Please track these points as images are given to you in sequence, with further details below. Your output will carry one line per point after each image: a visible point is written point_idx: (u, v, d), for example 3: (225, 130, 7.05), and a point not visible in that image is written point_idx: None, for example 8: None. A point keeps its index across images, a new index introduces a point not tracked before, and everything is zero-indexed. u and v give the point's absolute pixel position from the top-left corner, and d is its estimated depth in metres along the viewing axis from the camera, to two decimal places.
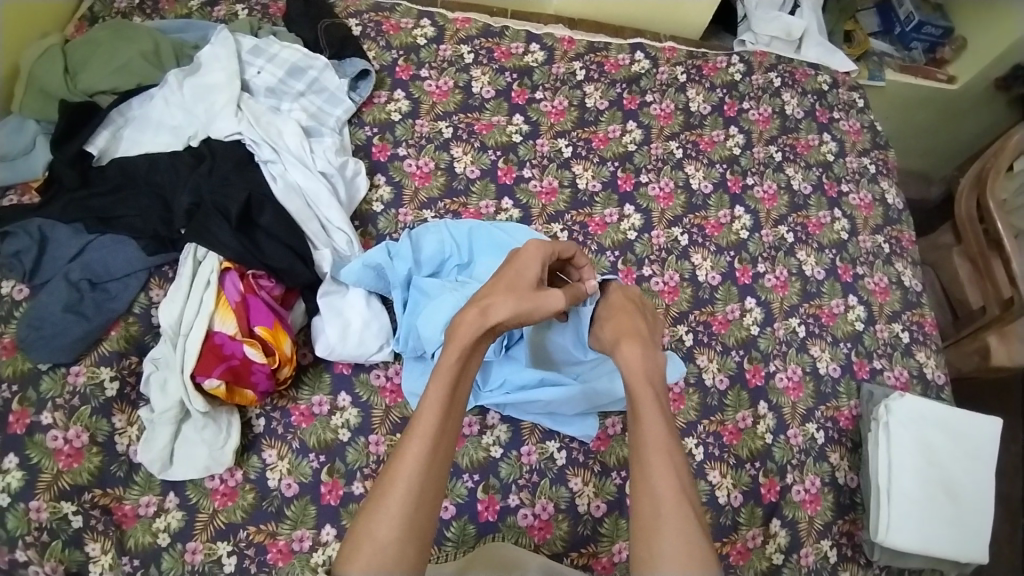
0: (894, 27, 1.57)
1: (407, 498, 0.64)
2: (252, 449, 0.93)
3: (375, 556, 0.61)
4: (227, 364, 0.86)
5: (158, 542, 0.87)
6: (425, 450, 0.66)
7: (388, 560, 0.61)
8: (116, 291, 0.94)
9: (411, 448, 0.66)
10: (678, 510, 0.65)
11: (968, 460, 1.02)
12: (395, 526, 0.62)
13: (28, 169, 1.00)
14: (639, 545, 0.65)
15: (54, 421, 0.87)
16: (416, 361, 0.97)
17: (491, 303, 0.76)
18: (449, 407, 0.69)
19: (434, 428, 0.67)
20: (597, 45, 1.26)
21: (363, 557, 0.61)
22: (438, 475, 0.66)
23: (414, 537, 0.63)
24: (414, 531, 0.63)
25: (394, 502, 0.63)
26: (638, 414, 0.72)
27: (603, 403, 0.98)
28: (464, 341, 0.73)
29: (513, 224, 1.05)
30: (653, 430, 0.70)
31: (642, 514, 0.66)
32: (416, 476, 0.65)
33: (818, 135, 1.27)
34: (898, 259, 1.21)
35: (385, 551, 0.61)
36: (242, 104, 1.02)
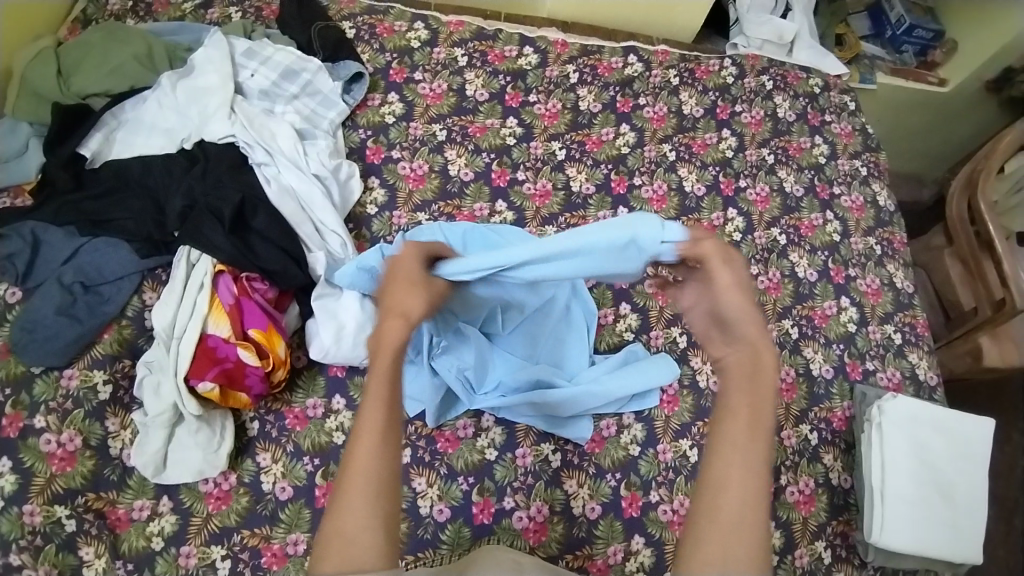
0: (885, 31, 1.59)
1: (369, 491, 0.59)
2: (247, 452, 0.93)
3: (342, 554, 0.57)
4: (220, 367, 0.86)
5: (152, 546, 0.87)
6: (376, 447, 0.60)
7: (357, 558, 0.57)
8: (109, 295, 0.94)
9: (360, 449, 0.60)
10: (760, 516, 0.63)
11: (961, 460, 1.02)
12: (359, 523, 0.58)
13: (21, 173, 0.99)
14: (708, 532, 0.63)
15: (47, 424, 0.86)
16: (411, 363, 0.97)
17: (409, 302, 0.67)
18: (393, 413, 0.62)
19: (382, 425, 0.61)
20: (590, 48, 1.27)
21: (333, 557, 0.57)
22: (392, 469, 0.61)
23: (381, 530, 0.58)
24: (380, 524, 0.59)
25: (355, 501, 0.58)
26: (755, 416, 0.66)
27: (598, 405, 0.98)
28: (392, 344, 0.64)
29: (507, 226, 1.05)
30: (757, 433, 0.66)
31: (722, 506, 0.63)
32: (372, 473, 0.60)
33: (810, 138, 1.28)
34: (890, 260, 1.21)
35: (354, 549, 0.57)
36: (235, 107, 1.02)
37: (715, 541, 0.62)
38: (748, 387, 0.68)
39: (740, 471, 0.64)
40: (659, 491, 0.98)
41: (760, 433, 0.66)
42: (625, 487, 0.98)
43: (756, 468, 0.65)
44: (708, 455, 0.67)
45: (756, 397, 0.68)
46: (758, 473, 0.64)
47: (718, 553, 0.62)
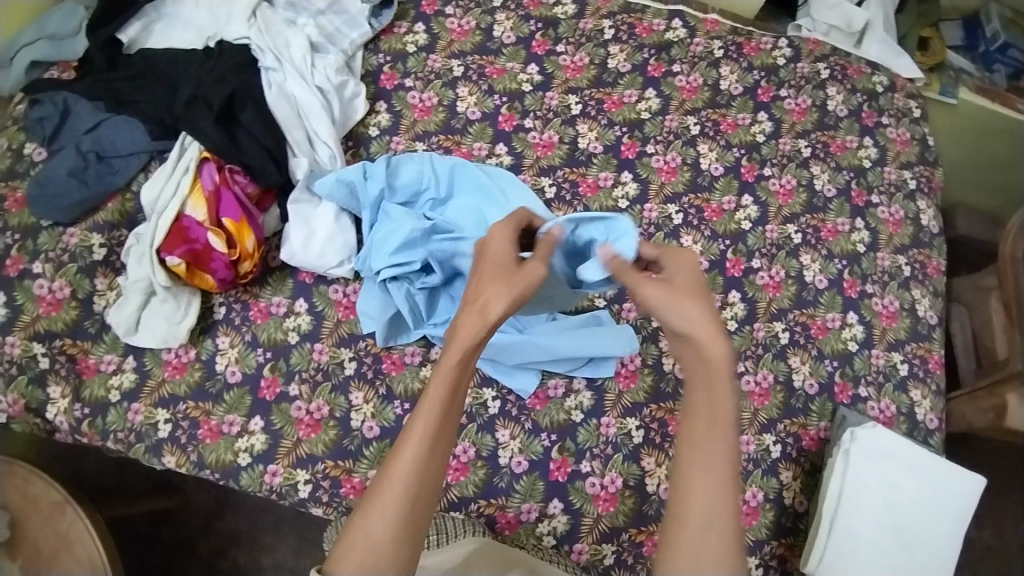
0: (978, 45, 1.45)
1: (404, 498, 0.64)
2: (209, 332, 0.99)
3: (372, 555, 0.61)
4: (189, 246, 0.92)
5: (109, 397, 0.95)
6: (422, 449, 0.65)
7: (383, 562, 0.62)
8: (119, 167, 1.02)
9: (408, 446, 0.66)
10: (730, 521, 0.65)
11: (934, 512, 0.91)
12: (390, 526, 0.63)
13: (71, 50, 1.09)
14: (683, 544, 0.65)
15: (43, 271, 0.96)
16: (372, 281, 0.98)
17: (490, 297, 0.71)
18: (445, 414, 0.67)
19: (432, 430, 0.66)
20: (634, 6, 1.20)
21: (360, 556, 0.61)
22: (433, 476, 0.66)
23: (410, 534, 0.64)
24: (408, 530, 0.63)
25: (389, 504, 0.63)
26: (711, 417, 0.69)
27: (543, 359, 0.96)
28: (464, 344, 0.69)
29: (497, 168, 1.04)
30: (713, 433, 0.68)
31: (689, 512, 0.66)
32: (413, 475, 0.65)
33: (858, 138, 1.16)
34: (917, 285, 1.09)
35: (383, 551, 0.62)
36: (257, 12, 1.07)
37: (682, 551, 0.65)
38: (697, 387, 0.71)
39: (700, 476, 0.67)
40: (591, 463, 0.95)
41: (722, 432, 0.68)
42: (557, 450, 0.96)
43: (720, 473, 0.67)
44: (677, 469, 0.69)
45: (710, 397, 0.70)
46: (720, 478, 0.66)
47: (693, 561, 0.64)
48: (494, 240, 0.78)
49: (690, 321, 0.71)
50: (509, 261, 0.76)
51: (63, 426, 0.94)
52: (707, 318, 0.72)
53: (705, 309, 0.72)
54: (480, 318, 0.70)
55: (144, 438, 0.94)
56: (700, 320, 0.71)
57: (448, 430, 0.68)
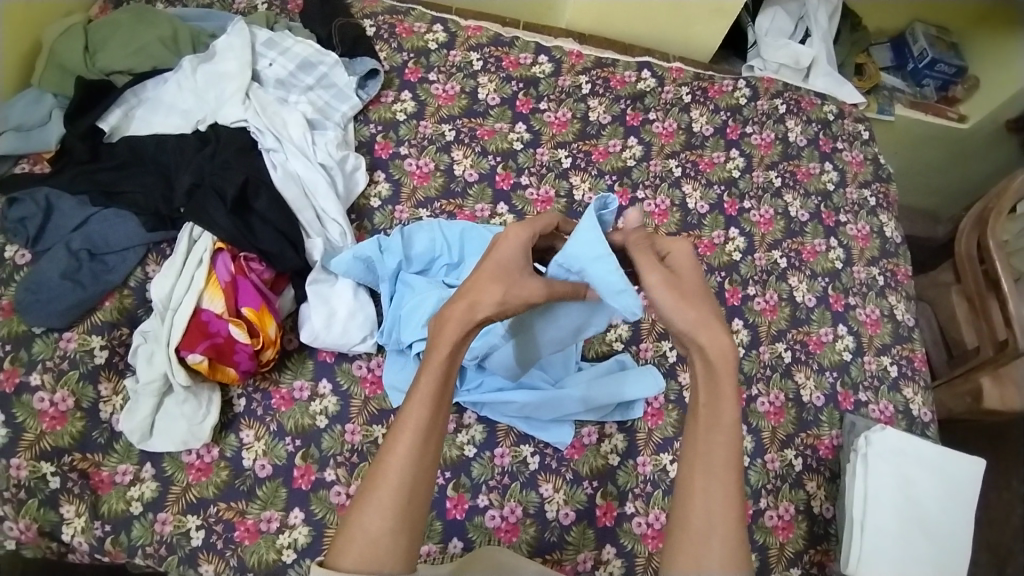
0: (907, 63, 1.64)
1: (399, 492, 0.63)
2: (230, 428, 0.94)
3: (368, 549, 0.61)
4: (210, 341, 0.90)
5: (131, 510, 0.88)
6: (415, 444, 0.65)
7: (380, 557, 0.61)
8: (114, 263, 0.97)
9: (400, 443, 0.65)
10: (730, 519, 0.66)
11: (945, 499, 0.99)
12: (387, 520, 0.62)
13: (42, 141, 1.03)
14: (682, 544, 0.66)
15: (42, 383, 0.89)
16: (398, 354, 0.99)
17: (479, 295, 0.68)
18: (437, 406, 0.66)
19: (424, 424, 0.65)
20: (605, 61, 1.30)
21: (357, 552, 0.61)
22: (427, 472, 0.65)
23: (407, 528, 0.63)
24: (406, 523, 0.63)
25: (384, 498, 0.63)
26: (713, 419, 0.69)
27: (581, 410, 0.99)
28: (450, 339, 0.66)
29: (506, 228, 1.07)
30: (714, 436, 0.68)
31: (693, 513, 0.67)
32: (407, 471, 0.64)
33: (820, 164, 1.28)
34: (892, 292, 1.20)
35: (381, 544, 0.62)
36: (250, 94, 1.07)
37: (686, 549, 0.66)
38: (705, 386, 0.70)
39: (704, 478, 0.67)
40: (635, 503, 0.98)
41: (719, 434, 0.69)
42: (601, 496, 0.97)
43: (719, 473, 0.67)
44: (685, 468, 0.69)
45: (714, 404, 0.69)
46: (722, 477, 0.67)
47: (693, 559, 0.65)
48: (502, 242, 0.74)
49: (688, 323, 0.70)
50: (515, 270, 0.72)
51: (82, 547, 0.86)
52: (708, 320, 0.70)
53: (711, 314, 0.70)
54: (467, 314, 0.68)
55: (177, 550, 0.87)
56: (700, 320, 0.70)
57: (438, 426, 0.67)
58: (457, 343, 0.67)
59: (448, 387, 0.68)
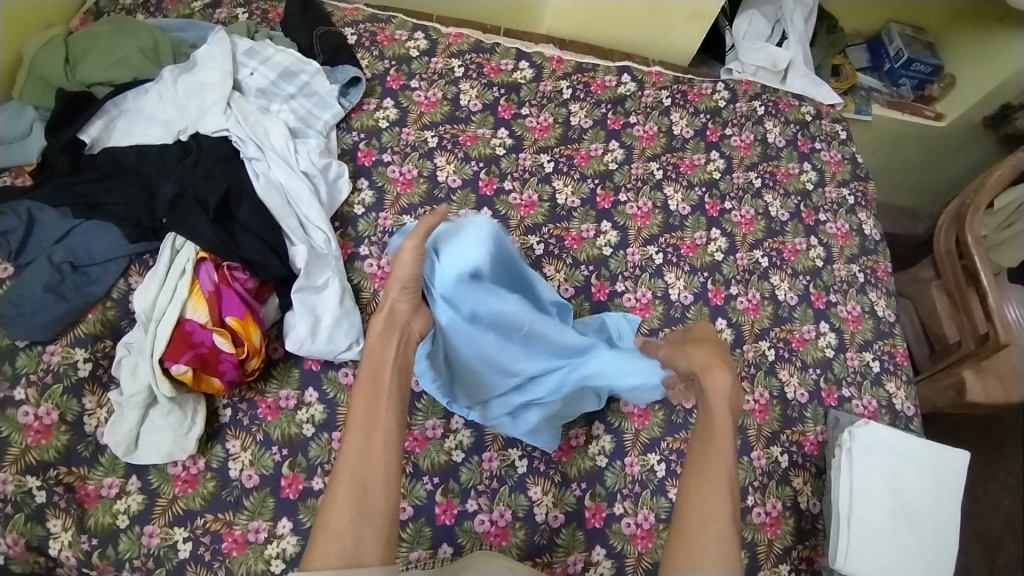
0: (883, 63, 1.68)
1: (352, 479, 0.70)
2: (217, 438, 0.94)
3: (331, 541, 0.66)
4: (195, 351, 0.90)
5: (118, 523, 0.87)
6: (359, 438, 0.73)
7: (346, 550, 0.66)
8: (97, 276, 0.97)
9: (348, 441, 0.73)
10: (723, 524, 0.76)
11: (931, 493, 0.99)
12: (345, 510, 0.68)
13: (22, 155, 1.02)
14: (680, 542, 0.76)
15: (27, 397, 0.88)
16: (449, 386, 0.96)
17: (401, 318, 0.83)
18: (375, 401, 0.76)
19: (363, 419, 0.74)
20: (585, 66, 1.31)
21: (329, 547, 0.66)
22: (382, 462, 0.72)
23: (366, 516, 0.69)
24: (366, 513, 0.69)
25: (339, 492, 0.69)
26: (710, 432, 0.83)
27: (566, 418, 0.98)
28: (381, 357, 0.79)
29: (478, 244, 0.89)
30: (712, 452, 0.81)
31: (689, 514, 0.77)
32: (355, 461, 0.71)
33: (799, 164, 1.30)
34: (872, 289, 1.22)
35: (344, 535, 0.67)
36: (232, 103, 1.07)
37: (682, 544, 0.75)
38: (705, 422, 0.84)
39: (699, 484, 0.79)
40: (623, 504, 0.98)
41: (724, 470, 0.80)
42: (589, 497, 0.98)
43: (715, 479, 0.79)
44: (687, 472, 0.81)
45: (710, 421, 0.84)
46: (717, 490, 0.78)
47: (687, 557, 0.74)
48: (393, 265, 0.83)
49: (698, 365, 0.88)
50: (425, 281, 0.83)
51: (69, 562, 0.85)
52: (711, 359, 0.87)
53: (719, 358, 0.88)
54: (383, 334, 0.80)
55: (165, 562, 0.86)
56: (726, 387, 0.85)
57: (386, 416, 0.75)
58: (382, 335, 0.81)
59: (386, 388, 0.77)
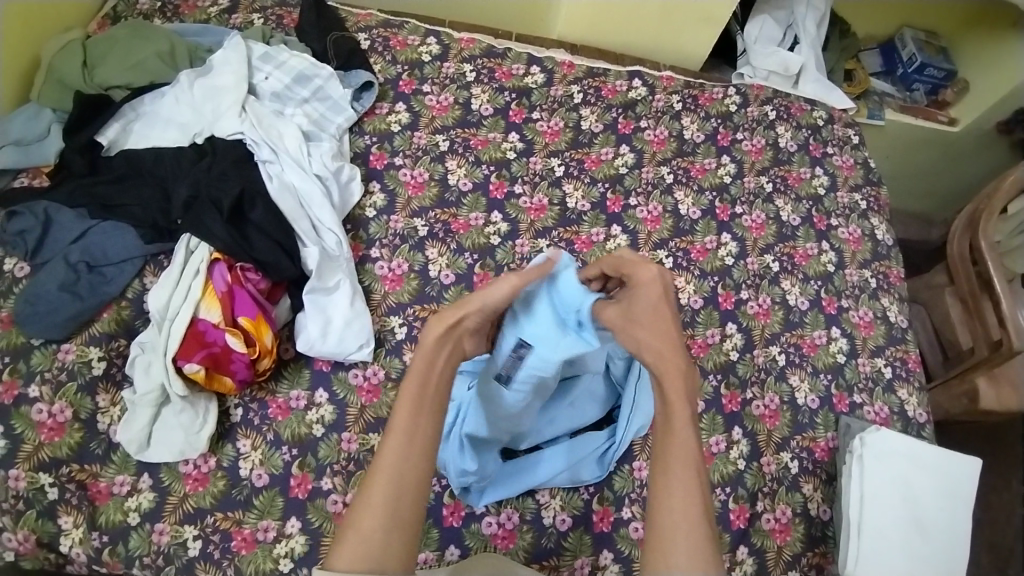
0: (897, 68, 1.67)
1: (389, 486, 0.64)
2: (227, 437, 0.95)
3: (360, 549, 0.61)
4: (207, 351, 0.91)
5: (129, 520, 0.88)
6: (402, 443, 0.66)
7: (375, 555, 0.62)
8: (112, 275, 0.98)
9: (388, 444, 0.67)
10: (692, 515, 0.65)
11: (944, 500, 0.98)
12: (377, 516, 0.63)
13: (40, 156, 1.04)
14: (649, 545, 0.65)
15: (41, 395, 0.89)
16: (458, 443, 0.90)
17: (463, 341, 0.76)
18: (421, 406, 0.69)
19: (407, 424, 0.67)
20: (596, 70, 1.32)
21: (354, 552, 0.61)
22: (418, 468, 0.66)
23: (398, 527, 0.63)
24: (398, 520, 0.64)
25: (373, 497, 0.64)
26: (667, 423, 0.70)
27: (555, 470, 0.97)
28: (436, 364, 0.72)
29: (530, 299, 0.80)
30: (673, 439, 0.69)
31: (657, 510, 0.66)
32: (394, 466, 0.65)
33: (810, 169, 1.29)
34: (884, 294, 1.21)
35: (372, 544, 0.62)
36: (246, 106, 1.08)
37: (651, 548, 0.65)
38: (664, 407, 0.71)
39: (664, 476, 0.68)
40: (631, 508, 0.98)
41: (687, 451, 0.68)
42: (597, 501, 0.98)
43: (679, 470, 0.67)
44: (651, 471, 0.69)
45: (669, 411, 0.71)
46: (680, 475, 0.67)
47: (660, 557, 0.64)
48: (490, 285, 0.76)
49: (648, 351, 0.74)
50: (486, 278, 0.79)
51: (80, 559, 0.86)
52: (664, 345, 0.74)
53: (670, 343, 0.74)
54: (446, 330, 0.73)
55: (174, 559, 0.87)
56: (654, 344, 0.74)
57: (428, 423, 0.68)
58: (442, 338, 0.72)
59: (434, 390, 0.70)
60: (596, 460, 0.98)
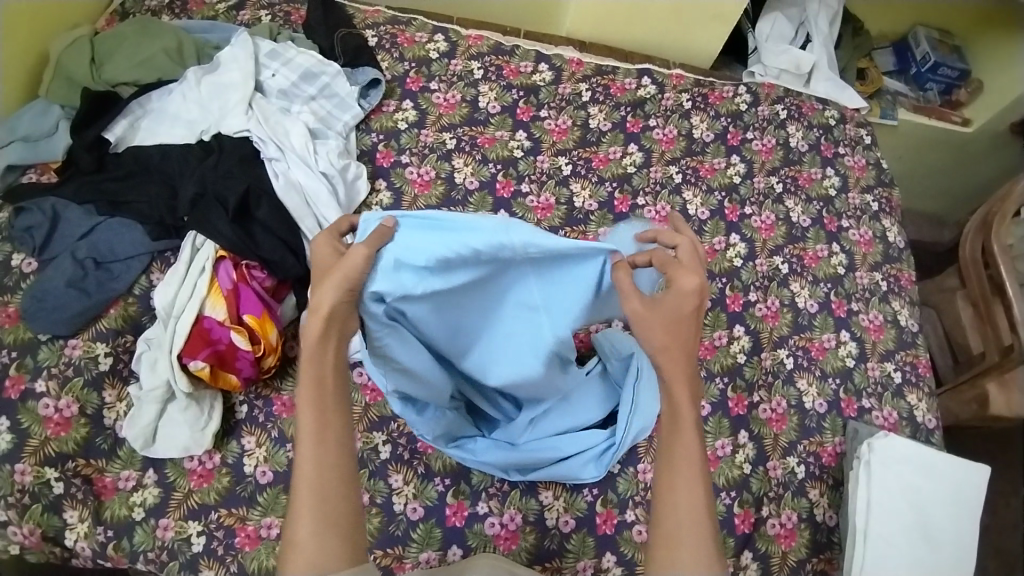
0: (910, 67, 1.64)
1: (312, 489, 0.63)
2: (232, 434, 0.95)
3: (301, 554, 0.61)
4: (212, 348, 0.91)
5: (134, 515, 0.89)
6: (312, 443, 0.65)
7: (314, 557, 0.61)
8: (119, 272, 0.98)
9: (302, 447, 0.65)
10: (695, 516, 0.65)
11: (952, 507, 0.97)
12: (308, 521, 0.62)
13: (48, 152, 1.04)
14: (658, 547, 0.65)
15: (47, 389, 0.89)
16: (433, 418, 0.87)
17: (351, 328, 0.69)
18: (322, 405, 0.66)
19: (314, 425, 0.65)
20: (605, 68, 1.31)
21: (304, 559, 0.61)
22: (338, 463, 0.65)
23: (334, 524, 0.63)
24: (334, 516, 0.63)
25: (302, 502, 0.63)
26: (674, 421, 0.68)
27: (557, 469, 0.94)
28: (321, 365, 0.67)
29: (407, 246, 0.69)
30: (677, 442, 0.67)
31: (661, 512, 0.66)
32: (313, 469, 0.64)
33: (821, 169, 1.28)
34: (895, 297, 1.20)
35: (309, 547, 0.62)
36: (253, 104, 1.09)
37: (660, 550, 0.65)
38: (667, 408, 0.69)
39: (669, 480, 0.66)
40: (635, 511, 0.97)
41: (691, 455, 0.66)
42: (601, 503, 0.97)
43: (686, 472, 0.66)
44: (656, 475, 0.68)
45: (675, 417, 0.68)
46: (685, 478, 0.66)
47: (667, 556, 0.64)
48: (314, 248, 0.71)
49: (652, 347, 0.68)
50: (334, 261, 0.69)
51: (85, 552, 0.87)
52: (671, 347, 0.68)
53: (681, 344, 0.68)
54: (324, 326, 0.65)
55: (178, 555, 0.88)
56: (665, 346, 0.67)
57: (337, 418, 0.67)
58: (321, 334, 0.66)
59: (333, 383, 0.67)
60: (594, 459, 0.95)
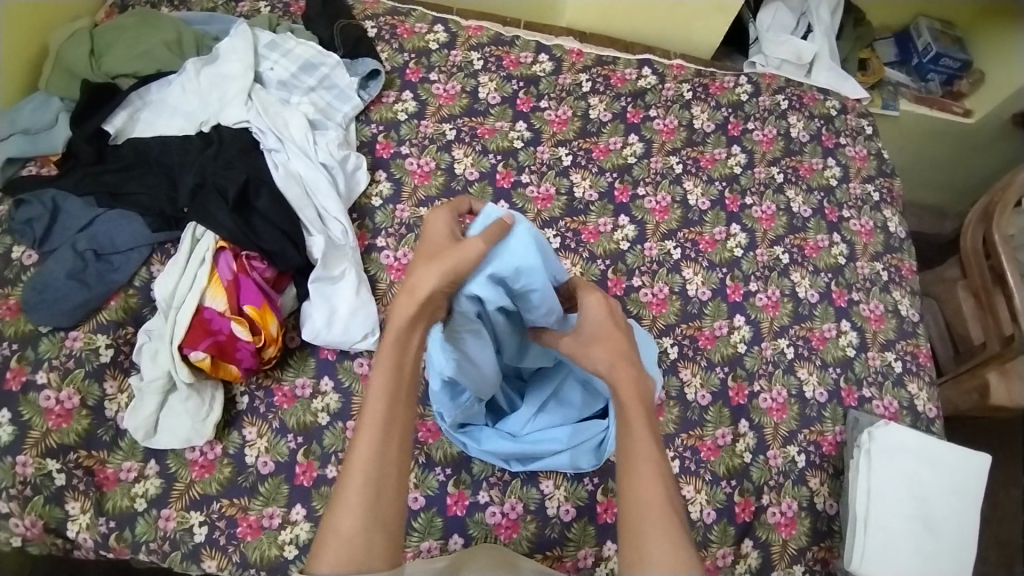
0: (912, 58, 1.64)
1: (366, 485, 0.63)
2: (233, 425, 0.95)
3: (341, 548, 0.61)
4: (213, 339, 0.91)
5: (136, 506, 0.89)
6: (373, 440, 0.65)
7: (357, 554, 0.61)
8: (119, 263, 0.98)
9: (361, 440, 0.65)
10: (660, 509, 0.65)
11: (952, 495, 0.97)
12: (356, 516, 0.62)
13: (49, 144, 1.04)
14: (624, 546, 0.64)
15: (48, 381, 0.90)
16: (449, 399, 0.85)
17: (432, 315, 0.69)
18: (392, 403, 0.66)
19: (379, 421, 0.65)
20: (605, 59, 1.30)
21: (346, 554, 0.61)
22: (395, 463, 0.65)
23: (380, 523, 0.63)
24: (379, 517, 0.63)
25: (351, 497, 0.63)
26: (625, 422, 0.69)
27: (560, 462, 0.94)
28: (398, 354, 0.67)
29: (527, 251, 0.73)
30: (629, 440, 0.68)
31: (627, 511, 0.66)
32: (370, 466, 0.64)
33: (822, 159, 1.27)
34: (896, 287, 1.19)
35: (354, 544, 0.61)
36: (252, 95, 1.08)
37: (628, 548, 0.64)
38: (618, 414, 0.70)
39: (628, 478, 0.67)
40: None
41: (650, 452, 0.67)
42: (602, 492, 0.97)
43: (642, 468, 0.66)
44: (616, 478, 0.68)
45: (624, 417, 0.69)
46: (644, 475, 0.66)
47: (637, 555, 0.63)
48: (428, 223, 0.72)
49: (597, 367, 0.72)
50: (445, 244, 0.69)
51: (87, 543, 0.87)
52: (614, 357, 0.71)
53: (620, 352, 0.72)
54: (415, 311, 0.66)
55: (180, 545, 0.88)
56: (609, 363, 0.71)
57: (403, 417, 0.67)
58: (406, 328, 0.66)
59: (405, 379, 0.67)
60: (593, 449, 0.94)
